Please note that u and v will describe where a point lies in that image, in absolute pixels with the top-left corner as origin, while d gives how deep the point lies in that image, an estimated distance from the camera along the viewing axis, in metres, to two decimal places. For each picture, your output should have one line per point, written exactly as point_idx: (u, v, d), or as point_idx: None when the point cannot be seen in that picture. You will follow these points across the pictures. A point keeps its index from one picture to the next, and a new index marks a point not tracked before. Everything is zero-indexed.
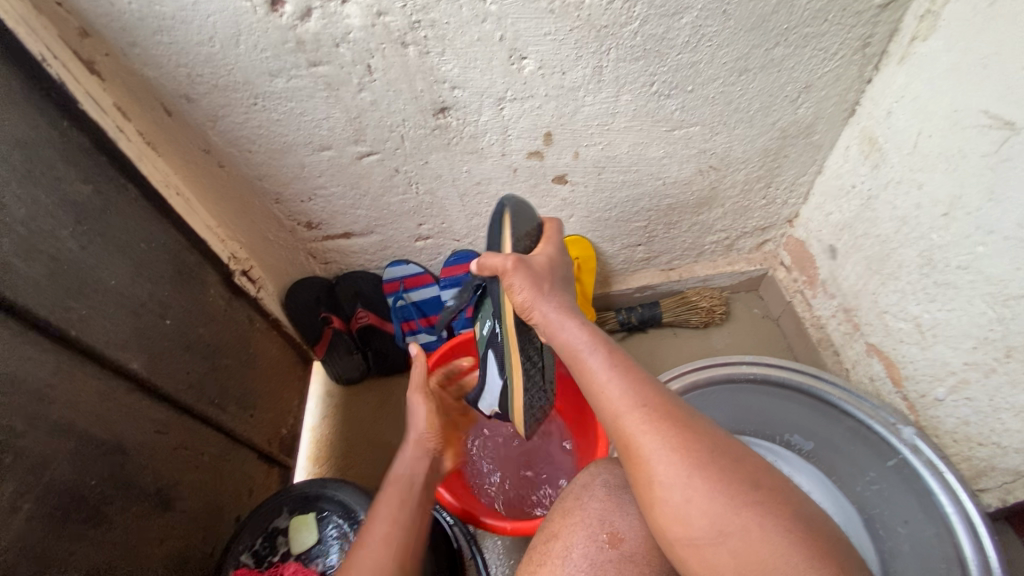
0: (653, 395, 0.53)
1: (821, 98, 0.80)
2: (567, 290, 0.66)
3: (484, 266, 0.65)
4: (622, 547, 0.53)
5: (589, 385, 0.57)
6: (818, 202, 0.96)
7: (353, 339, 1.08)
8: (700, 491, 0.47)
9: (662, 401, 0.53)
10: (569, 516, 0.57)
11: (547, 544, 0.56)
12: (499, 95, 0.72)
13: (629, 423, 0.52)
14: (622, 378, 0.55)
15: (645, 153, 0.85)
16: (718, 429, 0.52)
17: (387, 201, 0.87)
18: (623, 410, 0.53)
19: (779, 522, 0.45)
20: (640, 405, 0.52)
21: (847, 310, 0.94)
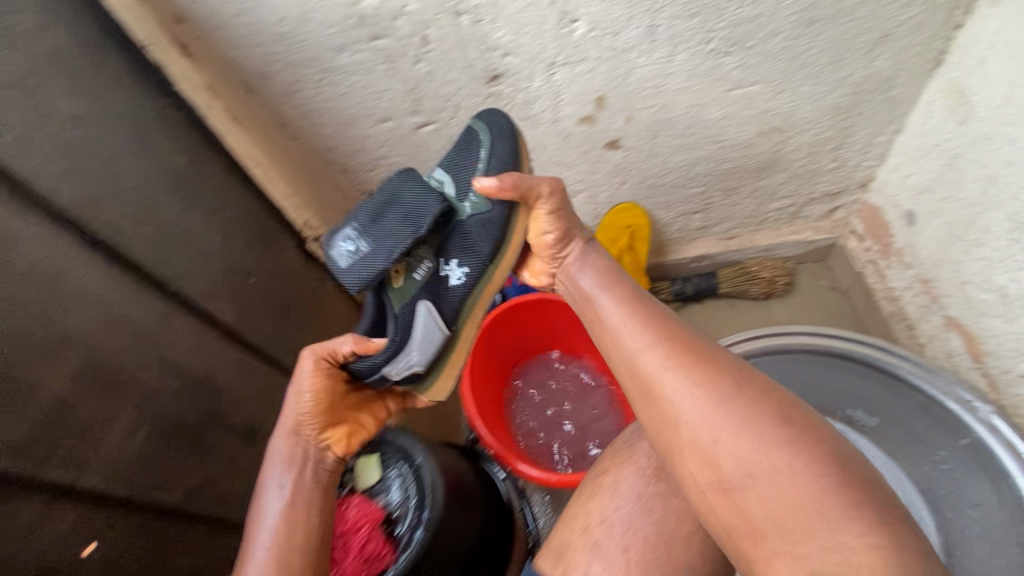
0: (663, 334, 0.54)
1: (900, 49, 0.74)
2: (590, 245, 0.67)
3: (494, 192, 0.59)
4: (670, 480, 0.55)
5: (605, 332, 0.59)
6: (895, 163, 0.89)
7: None
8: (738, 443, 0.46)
9: (672, 340, 0.53)
10: (615, 461, 0.59)
11: (597, 479, 0.58)
12: (550, 60, 0.73)
13: (659, 379, 0.51)
14: (632, 324, 0.56)
15: (702, 115, 0.83)
16: (743, 369, 0.50)
17: (442, 169, 0.90)
18: (637, 352, 0.54)
19: (808, 462, 0.44)
20: (656, 350, 0.53)
21: (924, 281, 0.88)
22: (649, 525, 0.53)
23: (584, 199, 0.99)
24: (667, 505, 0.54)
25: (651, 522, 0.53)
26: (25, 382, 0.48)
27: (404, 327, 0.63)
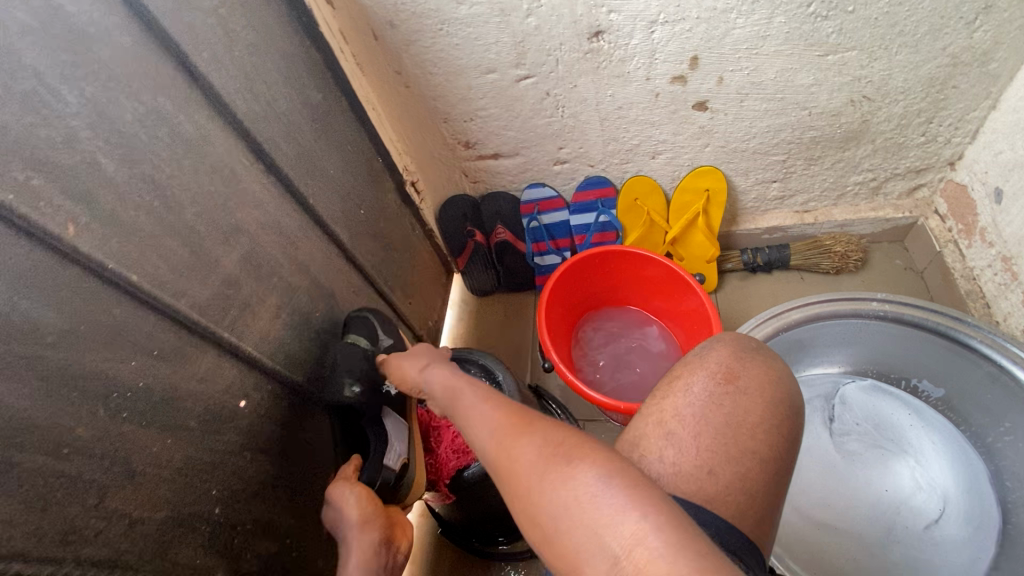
0: (512, 409, 0.48)
1: (1005, 20, 0.75)
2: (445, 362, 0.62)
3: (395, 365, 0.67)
4: None
5: (469, 432, 0.50)
6: (989, 139, 0.89)
7: (491, 254, 1.20)
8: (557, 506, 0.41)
9: (516, 411, 0.48)
10: (686, 364, 0.53)
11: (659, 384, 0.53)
12: (651, 18, 0.78)
13: (502, 457, 0.45)
14: (489, 407, 0.50)
15: (793, 80, 0.85)
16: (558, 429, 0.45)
17: (534, 123, 0.97)
18: (496, 444, 0.46)
19: (628, 490, 0.39)
20: (496, 427, 0.47)
21: (1007, 259, 0.88)
22: (719, 419, 0.47)
23: (664, 160, 1.03)
24: (735, 402, 0.48)
25: (722, 414, 0.48)
26: (211, 257, 0.59)
27: (377, 436, 0.73)
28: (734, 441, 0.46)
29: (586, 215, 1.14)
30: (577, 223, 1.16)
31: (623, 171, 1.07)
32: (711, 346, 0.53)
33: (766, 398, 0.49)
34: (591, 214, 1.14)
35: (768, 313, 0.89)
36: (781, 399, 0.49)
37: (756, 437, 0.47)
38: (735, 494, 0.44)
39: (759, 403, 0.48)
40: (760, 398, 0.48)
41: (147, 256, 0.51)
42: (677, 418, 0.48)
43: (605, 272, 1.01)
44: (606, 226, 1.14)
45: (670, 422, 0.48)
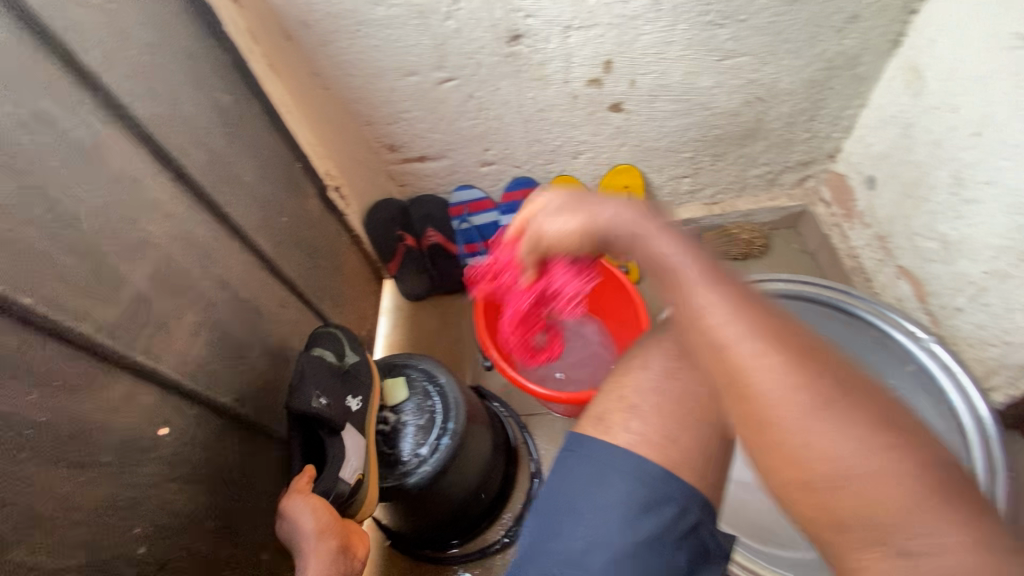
0: (762, 317, 0.42)
1: (866, 29, 0.86)
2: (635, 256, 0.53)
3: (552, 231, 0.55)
4: None
5: (687, 321, 0.45)
6: (860, 134, 1.02)
7: (423, 258, 1.20)
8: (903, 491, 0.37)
9: (767, 321, 0.42)
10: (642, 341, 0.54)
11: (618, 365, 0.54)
12: (566, 24, 0.82)
13: (751, 369, 0.41)
14: (734, 313, 0.42)
15: (696, 83, 0.93)
16: (811, 339, 0.42)
17: (457, 125, 0.98)
18: (734, 341, 0.42)
19: (851, 429, 0.38)
20: (754, 335, 0.41)
21: (881, 238, 1.00)
22: (678, 389, 0.49)
23: (586, 159, 1.08)
24: (692, 373, 0.50)
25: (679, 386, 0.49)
26: (117, 272, 0.54)
27: (331, 444, 0.70)
28: (691, 409, 0.48)
29: (515, 215, 1.15)
30: (507, 224, 1.16)
31: (548, 171, 1.10)
32: (666, 327, 0.55)
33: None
34: (520, 213, 1.15)
35: None
36: None
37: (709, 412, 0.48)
38: (693, 465, 0.46)
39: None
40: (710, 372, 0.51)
41: (42, 276, 0.46)
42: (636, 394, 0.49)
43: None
44: None
45: (631, 397, 0.50)
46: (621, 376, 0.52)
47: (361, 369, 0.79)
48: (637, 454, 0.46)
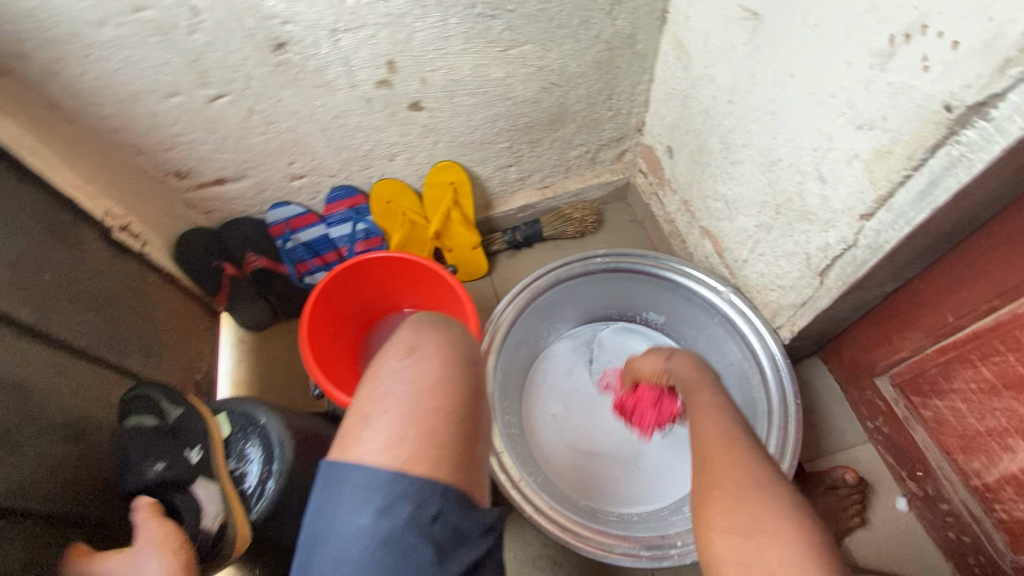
0: (717, 439, 0.54)
1: (632, 10, 0.90)
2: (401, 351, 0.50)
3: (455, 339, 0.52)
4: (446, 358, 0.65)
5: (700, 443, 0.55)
6: (655, 107, 1.08)
7: (252, 285, 1.11)
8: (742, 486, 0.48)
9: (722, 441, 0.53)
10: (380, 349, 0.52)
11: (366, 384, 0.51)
12: (331, 27, 0.78)
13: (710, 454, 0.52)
14: (711, 412, 0.58)
15: (488, 74, 0.93)
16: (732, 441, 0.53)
17: (248, 142, 0.91)
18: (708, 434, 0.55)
19: (747, 496, 0.47)
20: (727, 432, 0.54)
21: (685, 202, 1.08)
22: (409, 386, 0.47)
23: (403, 161, 1.05)
24: (420, 367, 0.49)
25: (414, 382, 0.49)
26: None
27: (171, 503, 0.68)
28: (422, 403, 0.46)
29: (343, 226, 1.09)
30: (337, 236, 1.11)
31: (368, 178, 1.07)
32: (401, 330, 0.54)
33: (446, 361, 0.50)
34: (347, 223, 1.10)
35: (515, 289, 0.98)
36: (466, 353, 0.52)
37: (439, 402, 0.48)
38: (426, 455, 0.44)
39: (437, 366, 0.49)
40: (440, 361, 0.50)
41: None
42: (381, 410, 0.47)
43: (359, 288, 0.99)
44: (369, 233, 1.12)
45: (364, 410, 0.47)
46: (364, 385, 0.49)
47: (192, 422, 0.74)
48: (371, 466, 0.44)
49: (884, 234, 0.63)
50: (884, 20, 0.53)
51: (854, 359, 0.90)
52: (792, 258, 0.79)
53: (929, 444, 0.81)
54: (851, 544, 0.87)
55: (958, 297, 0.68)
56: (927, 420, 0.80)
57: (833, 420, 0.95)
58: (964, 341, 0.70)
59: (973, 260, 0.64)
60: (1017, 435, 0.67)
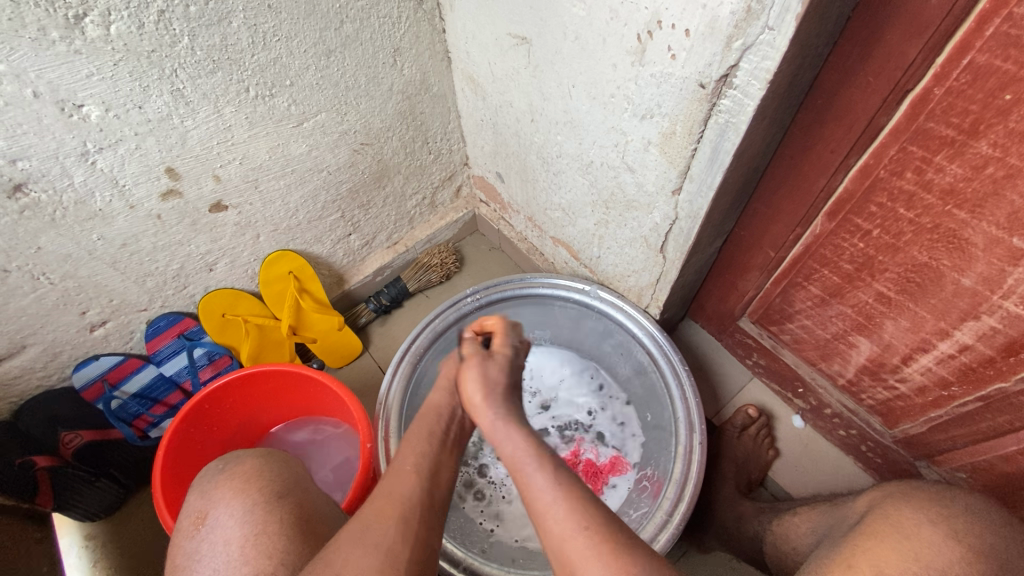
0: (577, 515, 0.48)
1: (415, 56, 0.91)
2: (207, 511, 0.56)
3: (264, 486, 0.58)
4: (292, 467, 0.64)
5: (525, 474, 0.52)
6: (472, 140, 1.10)
7: (85, 468, 0.90)
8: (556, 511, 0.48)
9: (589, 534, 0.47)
10: (195, 499, 0.58)
11: (239, 472, 0.59)
12: (78, 151, 0.67)
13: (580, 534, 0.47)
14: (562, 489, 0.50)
15: (289, 153, 0.87)
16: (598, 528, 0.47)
17: (15, 307, 0.74)
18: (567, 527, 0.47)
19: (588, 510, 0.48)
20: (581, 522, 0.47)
21: (530, 218, 1.11)
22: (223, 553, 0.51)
23: (226, 266, 0.94)
24: (225, 529, 0.53)
25: (303, 481, 0.62)
26: None
27: None
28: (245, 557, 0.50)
29: (177, 358, 0.95)
30: (174, 371, 0.96)
31: (190, 297, 0.93)
32: (213, 492, 0.58)
33: (248, 510, 0.54)
34: (182, 354, 0.95)
35: (394, 358, 0.93)
36: (268, 493, 0.56)
37: (408, 484, 0.54)
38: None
39: (238, 516, 0.54)
40: (412, 436, 0.60)
41: None
42: (287, 490, 0.58)
43: (219, 419, 0.87)
44: (213, 355, 0.98)
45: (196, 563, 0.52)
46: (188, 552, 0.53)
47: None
48: None
49: (696, 202, 0.68)
50: (627, 22, 0.58)
51: (717, 311, 0.98)
52: (634, 244, 0.84)
53: (798, 362, 0.90)
54: (776, 477, 0.94)
55: (772, 234, 0.77)
56: (789, 343, 0.89)
57: (718, 369, 1.03)
58: (789, 268, 0.78)
59: (769, 199, 0.73)
60: (856, 333, 0.76)
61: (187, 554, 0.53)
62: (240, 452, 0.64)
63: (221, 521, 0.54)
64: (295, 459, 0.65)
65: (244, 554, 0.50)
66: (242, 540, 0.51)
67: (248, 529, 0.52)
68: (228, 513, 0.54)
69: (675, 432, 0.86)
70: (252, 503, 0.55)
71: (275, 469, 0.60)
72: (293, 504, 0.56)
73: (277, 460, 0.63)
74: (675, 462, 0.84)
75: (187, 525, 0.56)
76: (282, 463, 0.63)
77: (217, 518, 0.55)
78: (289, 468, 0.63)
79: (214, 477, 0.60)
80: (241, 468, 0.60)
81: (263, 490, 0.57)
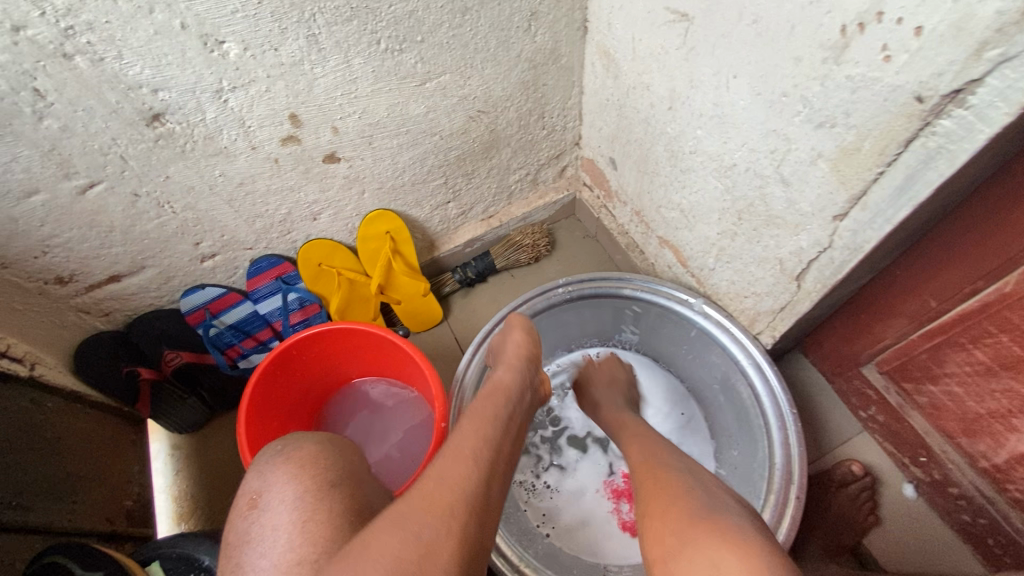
0: (659, 478, 0.54)
1: (551, 23, 0.84)
2: (263, 488, 0.53)
3: (321, 468, 0.54)
4: (352, 452, 0.60)
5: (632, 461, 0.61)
6: (591, 119, 1.02)
7: (178, 384, 0.96)
8: (664, 477, 0.54)
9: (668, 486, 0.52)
10: (252, 472, 0.56)
11: (295, 455, 0.55)
12: (213, 87, 0.67)
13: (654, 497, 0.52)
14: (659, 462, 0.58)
15: (407, 112, 0.84)
16: (672, 485, 0.52)
17: (140, 230, 0.78)
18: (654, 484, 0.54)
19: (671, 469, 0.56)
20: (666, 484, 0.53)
21: (638, 213, 1.02)
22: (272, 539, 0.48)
23: (329, 217, 0.94)
24: (276, 513, 0.50)
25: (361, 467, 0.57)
26: None
27: None
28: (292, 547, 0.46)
29: (272, 299, 0.97)
30: (268, 311, 0.98)
31: (292, 242, 0.95)
32: (270, 470, 0.54)
33: (301, 496, 0.50)
34: (278, 295, 0.97)
35: (475, 340, 0.90)
36: (323, 479, 0.53)
37: (462, 462, 0.50)
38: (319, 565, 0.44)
39: (288, 502, 0.50)
40: (480, 417, 0.58)
41: None
42: (342, 478, 0.53)
43: (299, 368, 0.89)
44: (305, 301, 0.99)
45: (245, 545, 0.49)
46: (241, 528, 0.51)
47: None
48: None
49: (861, 234, 0.58)
50: (832, 10, 0.48)
51: (837, 351, 0.86)
52: (764, 264, 0.75)
53: (928, 429, 0.78)
54: (870, 544, 0.82)
55: (938, 282, 0.65)
56: (922, 406, 0.77)
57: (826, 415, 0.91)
58: (950, 325, 0.67)
59: (951, 242, 0.61)
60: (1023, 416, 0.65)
61: (238, 534, 0.50)
62: (299, 432, 0.60)
63: (273, 503, 0.51)
64: (355, 445, 0.61)
65: (293, 544, 0.47)
66: (292, 532, 0.48)
67: (299, 520, 0.48)
68: (282, 501, 0.50)
69: (767, 480, 0.77)
70: (305, 489, 0.51)
71: (329, 455, 0.56)
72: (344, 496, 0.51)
73: (337, 443, 0.59)
74: (762, 511, 0.76)
75: (242, 500, 0.53)
76: (341, 448, 0.59)
77: (270, 499, 0.51)
78: (347, 452, 0.59)
79: (273, 452, 0.57)
80: (300, 449, 0.57)
81: (316, 478, 0.52)
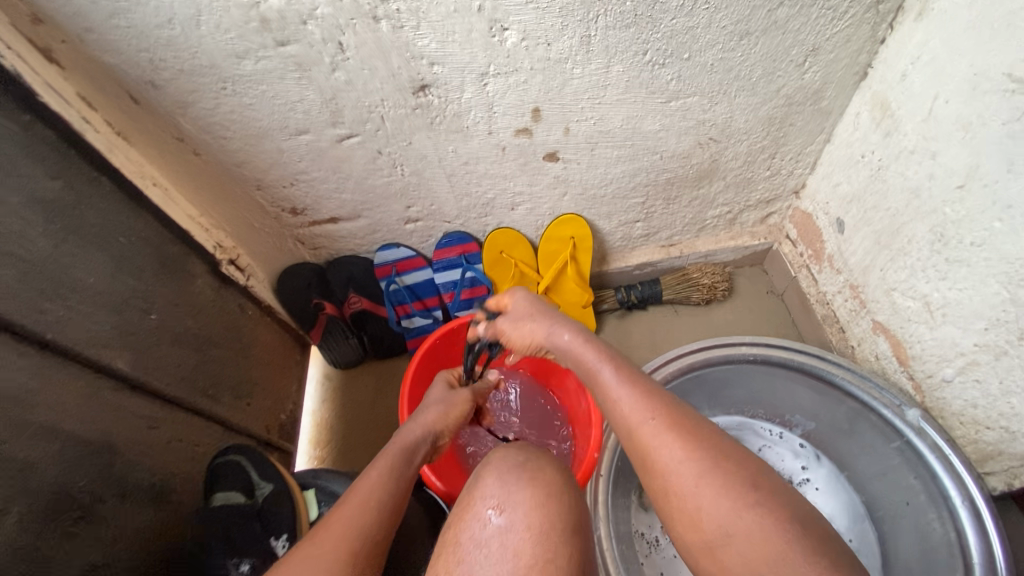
0: (660, 403, 0.52)
1: (829, 62, 0.75)
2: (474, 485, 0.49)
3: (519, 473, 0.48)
4: (541, 458, 0.51)
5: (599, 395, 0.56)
6: (826, 171, 0.91)
7: (348, 323, 1.04)
8: (640, 415, 0.51)
9: (668, 417, 0.50)
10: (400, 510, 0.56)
11: (496, 461, 0.50)
12: (480, 70, 0.68)
13: (644, 436, 0.50)
14: (630, 388, 0.54)
15: (640, 127, 0.81)
16: (671, 414, 0.51)
17: (369, 184, 0.83)
18: (637, 422, 0.51)
19: (668, 399, 0.53)
20: (650, 418, 0.51)
21: (854, 287, 0.90)
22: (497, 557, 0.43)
23: (525, 211, 0.94)
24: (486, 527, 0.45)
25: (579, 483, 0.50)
26: None
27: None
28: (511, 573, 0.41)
29: (450, 272, 1.01)
30: (442, 282, 1.02)
31: (484, 225, 0.97)
32: (480, 471, 0.50)
33: (512, 506, 0.45)
34: (456, 270, 1.01)
35: (639, 372, 0.85)
36: (525, 488, 0.47)
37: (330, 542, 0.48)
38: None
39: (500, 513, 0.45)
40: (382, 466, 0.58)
41: None
42: (555, 485, 0.48)
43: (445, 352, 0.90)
44: (475, 282, 1.02)
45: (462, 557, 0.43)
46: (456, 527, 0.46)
47: (281, 500, 0.67)
48: None
49: None
50: None
51: None
52: None
53: None
54: None
55: None
56: None
57: None
58: None
59: None
60: None
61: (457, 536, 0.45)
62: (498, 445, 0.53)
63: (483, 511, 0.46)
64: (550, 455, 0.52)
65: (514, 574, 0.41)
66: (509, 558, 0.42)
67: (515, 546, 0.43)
68: (493, 504, 0.46)
69: None
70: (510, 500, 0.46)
71: (540, 456, 0.51)
72: (561, 512, 0.46)
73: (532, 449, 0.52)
74: None
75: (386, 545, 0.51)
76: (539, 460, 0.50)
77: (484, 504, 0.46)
78: (541, 456, 0.51)
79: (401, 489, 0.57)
80: (498, 455, 0.51)
81: (538, 483, 0.47)
